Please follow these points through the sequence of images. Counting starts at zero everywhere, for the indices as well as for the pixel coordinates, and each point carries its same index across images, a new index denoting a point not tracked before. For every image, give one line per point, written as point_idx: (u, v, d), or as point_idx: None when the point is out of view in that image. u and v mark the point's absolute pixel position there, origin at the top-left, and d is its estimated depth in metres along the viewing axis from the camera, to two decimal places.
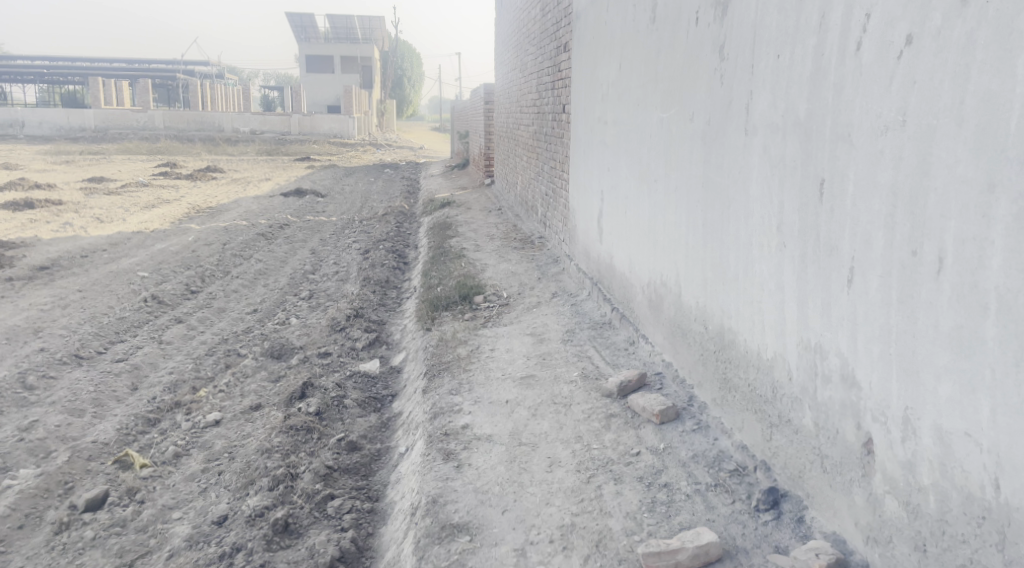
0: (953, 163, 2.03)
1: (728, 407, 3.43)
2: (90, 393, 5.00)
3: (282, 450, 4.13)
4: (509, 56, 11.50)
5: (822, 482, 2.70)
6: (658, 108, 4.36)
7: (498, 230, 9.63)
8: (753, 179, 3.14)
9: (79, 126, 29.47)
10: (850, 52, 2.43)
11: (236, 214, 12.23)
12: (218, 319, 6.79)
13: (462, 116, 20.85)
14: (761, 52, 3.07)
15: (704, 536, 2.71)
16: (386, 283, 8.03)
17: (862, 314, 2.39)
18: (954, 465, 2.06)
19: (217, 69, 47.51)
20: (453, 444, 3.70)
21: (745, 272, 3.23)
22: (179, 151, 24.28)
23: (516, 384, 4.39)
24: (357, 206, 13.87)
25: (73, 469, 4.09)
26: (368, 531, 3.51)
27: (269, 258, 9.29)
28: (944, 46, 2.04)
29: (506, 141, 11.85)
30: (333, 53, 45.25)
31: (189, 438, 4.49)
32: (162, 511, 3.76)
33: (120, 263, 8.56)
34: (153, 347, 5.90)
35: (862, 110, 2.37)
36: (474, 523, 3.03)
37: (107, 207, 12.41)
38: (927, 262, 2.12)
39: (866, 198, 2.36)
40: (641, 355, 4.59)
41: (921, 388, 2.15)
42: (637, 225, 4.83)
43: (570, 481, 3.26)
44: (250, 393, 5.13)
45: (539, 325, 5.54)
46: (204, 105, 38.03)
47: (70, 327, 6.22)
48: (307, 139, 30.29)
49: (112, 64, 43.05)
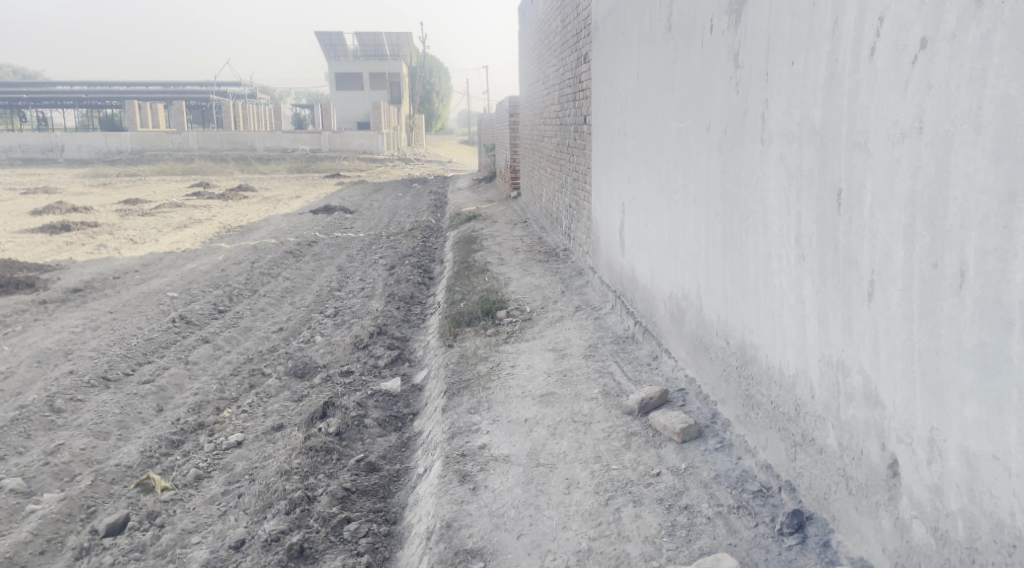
0: (971, 171, 1.93)
1: (752, 425, 3.32)
2: (115, 415, 5.04)
3: (301, 472, 4.11)
4: (533, 68, 11.43)
5: (848, 505, 2.58)
6: (676, 117, 4.27)
7: (523, 243, 9.58)
8: (771, 190, 3.04)
9: (117, 148, 30.16)
10: (864, 57, 2.34)
11: (266, 232, 12.36)
12: (245, 338, 6.82)
13: (488, 127, 20.86)
14: (774, 59, 2.98)
15: (724, 561, 2.61)
16: (411, 299, 8.02)
17: (883, 329, 2.29)
18: (983, 491, 1.95)
19: (250, 89, 48.29)
20: (470, 465, 3.64)
21: (765, 284, 3.13)
22: (212, 170, 24.67)
23: (536, 401, 4.32)
24: (384, 222, 13.92)
25: (95, 493, 4.10)
26: (384, 556, 3.47)
27: (296, 275, 9.34)
28: (958, 50, 1.95)
29: (531, 154, 11.80)
30: (362, 70, 45.77)
31: (211, 460, 4.49)
32: (182, 535, 3.75)
33: (151, 284, 8.68)
34: (179, 368, 5.94)
35: (877, 116, 2.28)
36: (489, 548, 2.97)
37: (140, 228, 12.62)
38: (948, 275, 2.01)
39: (884, 208, 2.26)
40: (664, 370, 4.48)
41: (946, 409, 2.04)
42: (657, 237, 4.74)
43: (588, 503, 3.18)
44: (273, 413, 5.13)
45: (561, 340, 5.46)
46: (237, 124, 38.73)
47: (99, 349, 6.30)
48: (337, 156, 30.60)
49: (148, 86, 43.94)
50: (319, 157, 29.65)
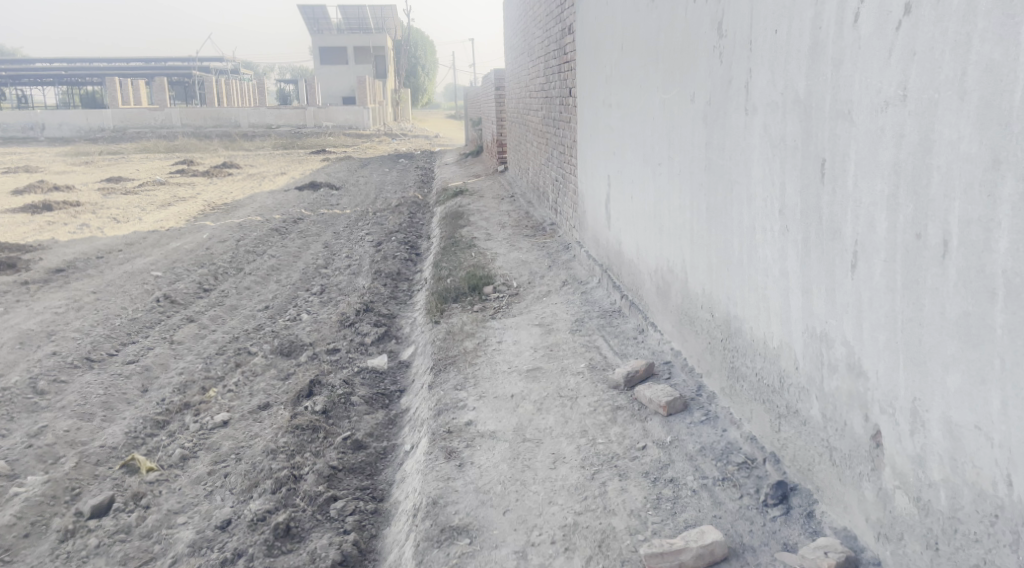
0: (955, 139, 1.90)
1: (737, 398, 3.32)
2: (100, 396, 4.99)
3: (287, 451, 4.11)
4: (518, 40, 11.27)
5: (832, 477, 2.58)
6: (660, 88, 4.22)
7: (510, 218, 9.52)
8: (755, 160, 3.01)
9: (99, 126, 29.75)
10: (848, 24, 2.29)
11: (251, 210, 12.23)
12: (230, 317, 6.77)
13: (474, 100, 20.67)
14: (758, 27, 2.94)
15: (709, 534, 2.60)
16: (398, 276, 7.97)
17: (867, 300, 2.28)
18: (965, 461, 1.93)
19: (233, 64, 47.64)
20: (456, 442, 3.63)
21: (750, 256, 3.11)
22: (195, 148, 24.36)
23: (523, 377, 4.32)
24: (371, 198, 13.82)
25: (80, 475, 4.07)
26: (371, 533, 3.47)
27: (282, 253, 9.27)
28: (943, 15, 1.91)
29: (517, 127, 11.70)
30: (346, 44, 45.16)
31: (197, 440, 4.46)
32: (167, 516, 3.73)
33: (134, 263, 8.59)
34: (164, 348, 5.89)
35: (861, 85, 2.25)
36: (474, 525, 2.96)
37: (123, 207, 12.46)
38: (931, 246, 1.99)
39: (868, 177, 2.24)
40: (651, 344, 4.47)
41: (928, 379, 2.03)
42: (643, 210, 4.71)
43: (574, 477, 3.18)
44: (259, 392, 5.09)
45: (548, 315, 5.44)
46: (219, 100, 38.30)
47: (83, 330, 6.23)
48: (323, 132, 30.27)
49: (129, 63, 43.30)
50: (304, 134, 29.33)
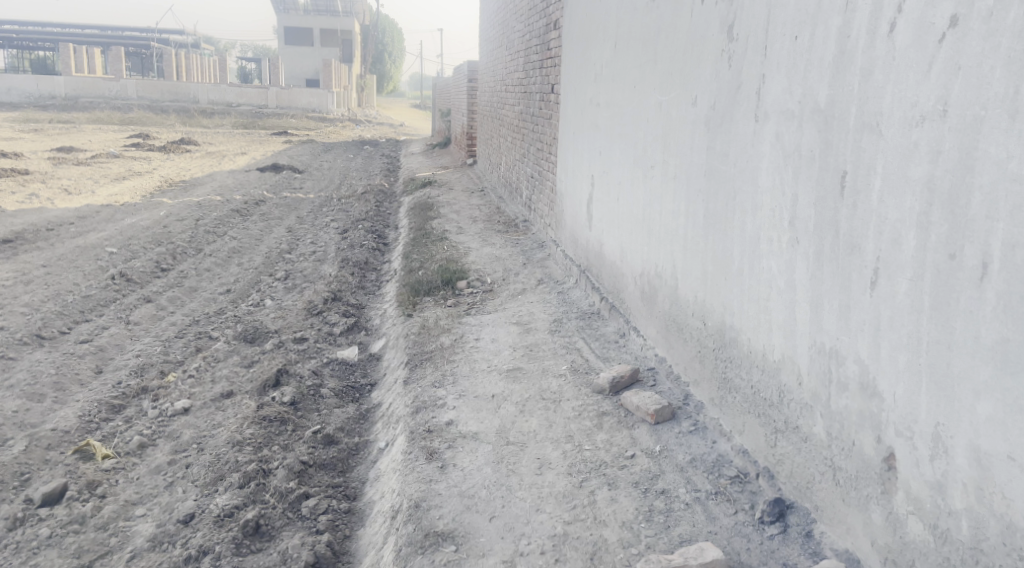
0: (1003, 159, 1.85)
1: (728, 408, 3.25)
2: (50, 376, 4.71)
3: (254, 443, 3.93)
4: (496, 33, 11.10)
5: (834, 496, 2.53)
6: (657, 90, 4.14)
7: (481, 212, 9.38)
8: (763, 169, 2.94)
9: (49, 93, 28.67)
10: (881, 34, 2.23)
11: (210, 189, 11.82)
12: (190, 299, 6.51)
13: (443, 91, 20.40)
14: (775, 33, 2.86)
15: (708, 551, 2.52)
16: (366, 265, 7.77)
17: (886, 319, 2.22)
18: (993, 491, 1.89)
19: (192, 38, 46.48)
20: (437, 442, 3.50)
21: (752, 266, 3.04)
22: (152, 122, 23.58)
23: (503, 377, 4.20)
24: (336, 184, 13.52)
25: (29, 459, 3.80)
26: (345, 534, 3.33)
27: (244, 235, 8.97)
28: (994, 30, 1.86)
29: (490, 121, 11.55)
30: (312, 26, 44.22)
31: (155, 428, 4.22)
32: (125, 507, 3.51)
33: (87, 238, 8.22)
34: (120, 329, 5.61)
35: (893, 98, 2.18)
36: (460, 531, 2.84)
37: (76, 178, 11.92)
38: (968, 267, 1.94)
39: (895, 193, 2.17)
40: (633, 349, 4.41)
41: (956, 405, 1.98)
42: (630, 213, 4.63)
43: (561, 485, 3.08)
44: (222, 379, 4.85)
45: (525, 313, 5.34)
46: (178, 75, 37.27)
47: (32, 305, 5.89)
48: (285, 114, 29.64)
49: (83, 29, 41.85)
50: (266, 114, 28.65)
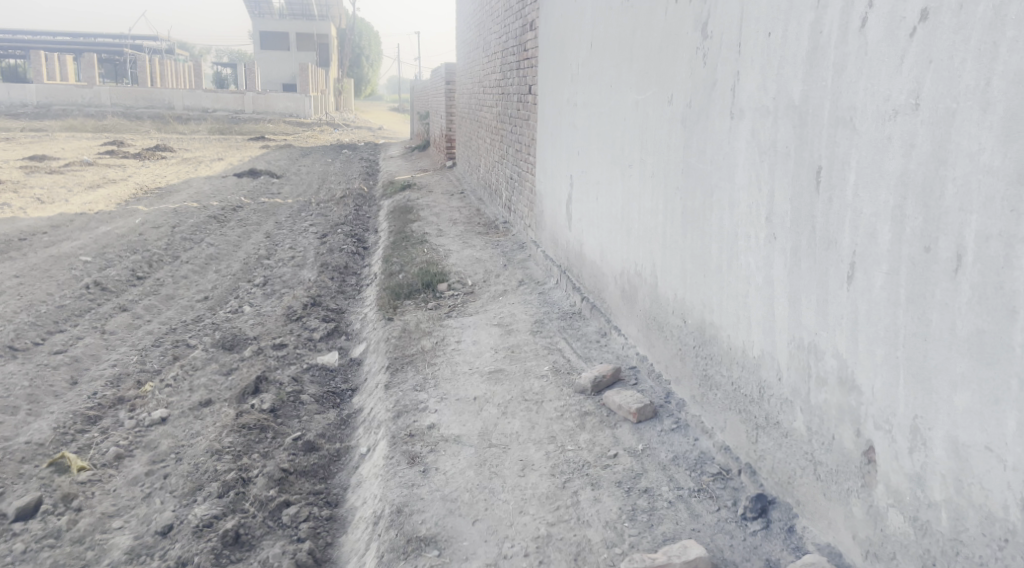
0: (975, 151, 1.86)
1: (709, 406, 3.25)
2: (24, 388, 4.63)
3: (234, 452, 3.89)
4: (473, 35, 11.06)
5: (815, 491, 2.53)
6: (634, 89, 4.14)
7: (460, 215, 9.36)
8: (739, 166, 2.95)
9: (20, 101, 28.23)
10: (853, 29, 2.24)
11: (187, 196, 11.68)
12: (167, 307, 6.43)
13: (422, 94, 20.32)
14: (748, 30, 2.87)
15: (692, 549, 2.52)
16: (345, 270, 7.71)
17: (864, 313, 2.23)
18: (971, 481, 1.90)
19: (167, 44, 46.01)
20: (418, 446, 3.48)
21: (730, 262, 3.04)
22: (126, 129, 23.28)
23: (485, 379, 4.18)
24: (315, 188, 13.40)
25: (2, 474, 3.73)
26: (327, 542, 3.30)
27: (222, 241, 8.88)
28: (965, 23, 1.87)
29: (468, 123, 11.50)
30: (288, 30, 43.86)
31: (133, 438, 4.15)
32: (101, 520, 3.45)
33: (61, 247, 8.10)
34: (95, 338, 5.53)
35: (867, 92, 2.19)
36: (442, 535, 2.82)
37: (49, 187, 11.74)
38: (942, 260, 1.96)
39: (870, 188, 2.18)
40: (614, 348, 4.40)
41: (933, 397, 1.99)
42: (609, 212, 4.62)
43: (544, 486, 3.07)
44: (200, 387, 4.79)
45: (506, 315, 5.32)
46: (153, 81, 36.86)
47: (4, 317, 5.79)
48: (262, 118, 29.42)
49: (55, 36, 41.30)
50: (242, 120, 28.42)
